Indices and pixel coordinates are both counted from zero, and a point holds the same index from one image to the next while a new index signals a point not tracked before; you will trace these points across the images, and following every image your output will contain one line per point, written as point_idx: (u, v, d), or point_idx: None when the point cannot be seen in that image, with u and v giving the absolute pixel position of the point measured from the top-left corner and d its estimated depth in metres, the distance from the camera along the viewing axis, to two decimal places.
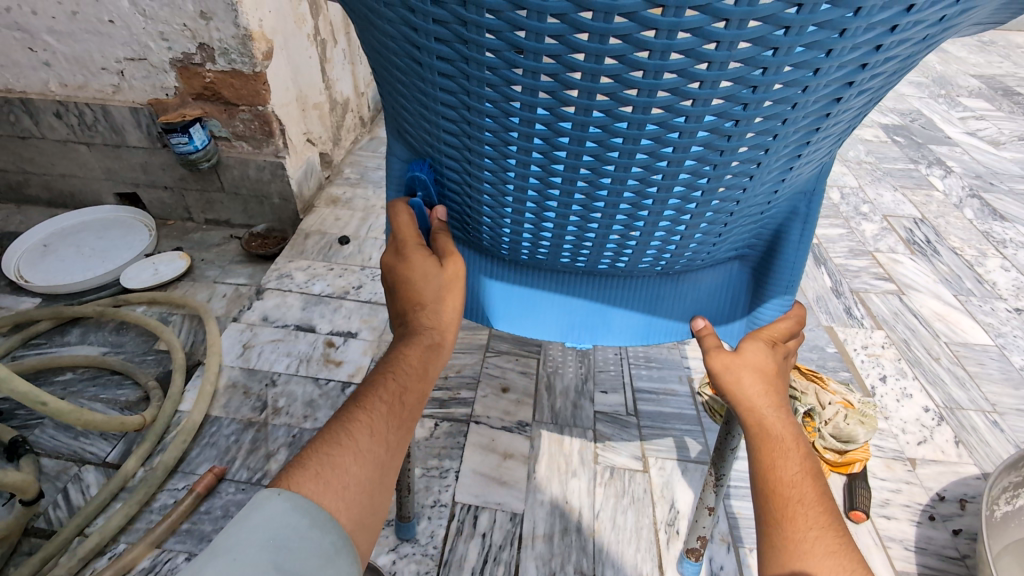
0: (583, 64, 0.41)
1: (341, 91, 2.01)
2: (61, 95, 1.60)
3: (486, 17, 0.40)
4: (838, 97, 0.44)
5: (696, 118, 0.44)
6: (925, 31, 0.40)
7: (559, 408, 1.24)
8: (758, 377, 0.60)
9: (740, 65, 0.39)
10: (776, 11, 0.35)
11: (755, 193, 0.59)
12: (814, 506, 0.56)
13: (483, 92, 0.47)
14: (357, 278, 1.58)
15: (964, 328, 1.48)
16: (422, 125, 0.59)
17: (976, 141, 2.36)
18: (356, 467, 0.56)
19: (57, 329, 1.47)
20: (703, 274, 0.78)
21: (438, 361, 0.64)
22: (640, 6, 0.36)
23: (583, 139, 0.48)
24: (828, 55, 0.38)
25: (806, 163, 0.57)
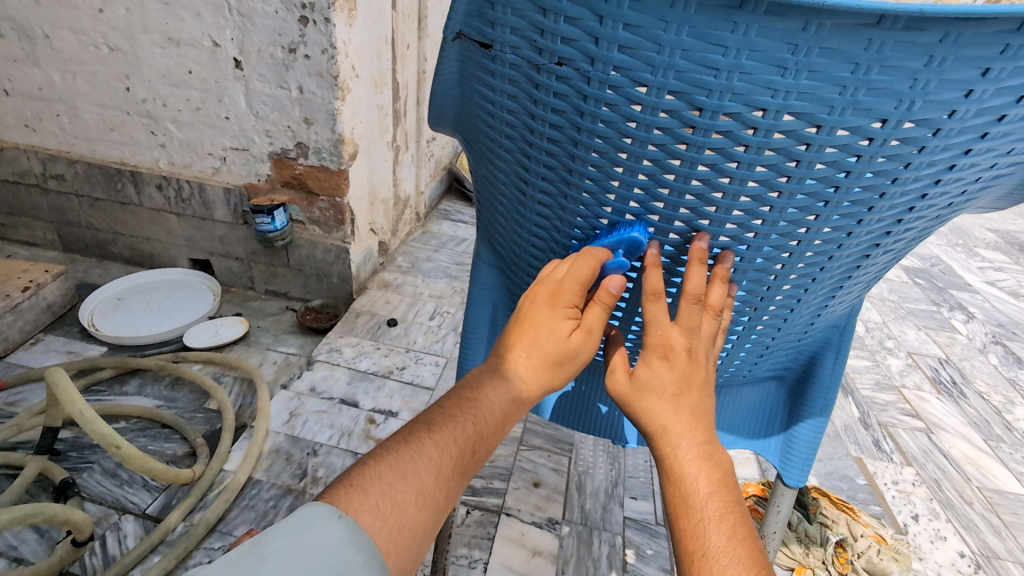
0: (666, 197, 0.57)
1: (405, 189, 2.23)
2: (167, 171, 1.82)
3: (592, 154, 0.57)
4: (876, 243, 0.60)
5: (763, 236, 0.58)
6: (949, 199, 0.56)
7: (589, 509, 1.26)
8: (660, 411, 0.64)
9: (803, 203, 0.54)
10: (828, 175, 0.51)
11: (799, 317, 0.71)
12: (718, 560, 0.60)
13: (577, 210, 0.64)
14: (401, 359, 1.67)
15: (996, 474, 1.48)
16: (515, 229, 0.74)
17: (996, 291, 2.46)
18: (413, 510, 0.57)
19: (117, 378, 1.56)
20: (742, 390, 0.85)
21: (514, 411, 0.66)
22: (720, 159, 0.52)
23: (662, 242, 0.62)
24: (869, 211, 0.55)
25: (845, 295, 0.70)
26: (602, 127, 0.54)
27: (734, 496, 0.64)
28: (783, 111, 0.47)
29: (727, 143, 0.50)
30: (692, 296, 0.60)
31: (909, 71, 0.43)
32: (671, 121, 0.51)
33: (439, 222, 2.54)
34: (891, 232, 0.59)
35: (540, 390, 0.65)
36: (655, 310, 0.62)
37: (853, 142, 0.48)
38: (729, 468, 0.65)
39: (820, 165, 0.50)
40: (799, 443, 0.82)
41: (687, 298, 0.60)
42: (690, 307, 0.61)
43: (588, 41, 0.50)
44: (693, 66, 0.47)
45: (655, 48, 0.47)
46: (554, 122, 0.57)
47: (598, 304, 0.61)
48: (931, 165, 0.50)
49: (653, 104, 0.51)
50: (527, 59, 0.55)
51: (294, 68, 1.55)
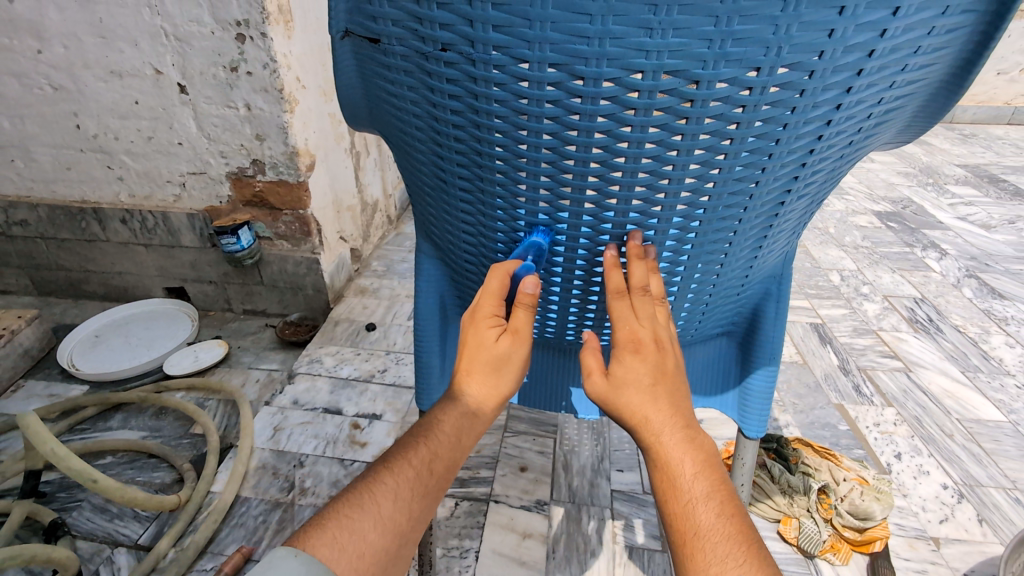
0: (572, 167, 0.58)
1: (372, 193, 2.23)
2: (129, 204, 1.82)
3: (496, 134, 0.58)
4: (788, 188, 0.61)
5: (673, 195, 0.59)
6: (848, 136, 0.57)
7: (576, 487, 1.27)
8: (640, 402, 0.60)
9: (703, 159, 0.55)
10: (719, 128, 0.52)
11: (733, 270, 0.72)
12: (710, 539, 0.56)
13: (494, 191, 0.64)
14: (382, 363, 1.67)
15: (975, 404, 1.49)
16: (445, 219, 0.75)
17: (968, 226, 2.47)
18: (373, 536, 0.58)
19: (101, 415, 1.57)
20: (694, 350, 0.86)
21: (474, 429, 0.64)
22: (613, 125, 0.53)
23: (580, 213, 0.62)
24: (770, 158, 0.56)
25: (774, 243, 0.71)
26: (496, 106, 0.55)
27: (722, 476, 0.60)
28: (659, 71, 0.48)
29: (616, 108, 0.51)
30: (636, 289, 0.63)
31: (768, 18, 0.44)
32: (559, 94, 0.52)
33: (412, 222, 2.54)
34: (799, 176, 0.60)
35: (491, 405, 0.64)
36: (621, 307, 0.63)
37: (734, 94, 0.49)
38: (713, 451, 0.61)
39: (708, 120, 0.51)
40: (753, 395, 0.83)
41: (634, 291, 0.63)
42: (642, 301, 0.64)
43: (464, 25, 0.50)
44: (566, 38, 0.48)
45: (526, 24, 0.48)
46: (453, 107, 0.58)
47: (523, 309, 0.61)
48: (816, 107, 0.51)
49: (538, 78, 0.51)
50: (415, 49, 0.55)
51: (238, 86, 1.55)
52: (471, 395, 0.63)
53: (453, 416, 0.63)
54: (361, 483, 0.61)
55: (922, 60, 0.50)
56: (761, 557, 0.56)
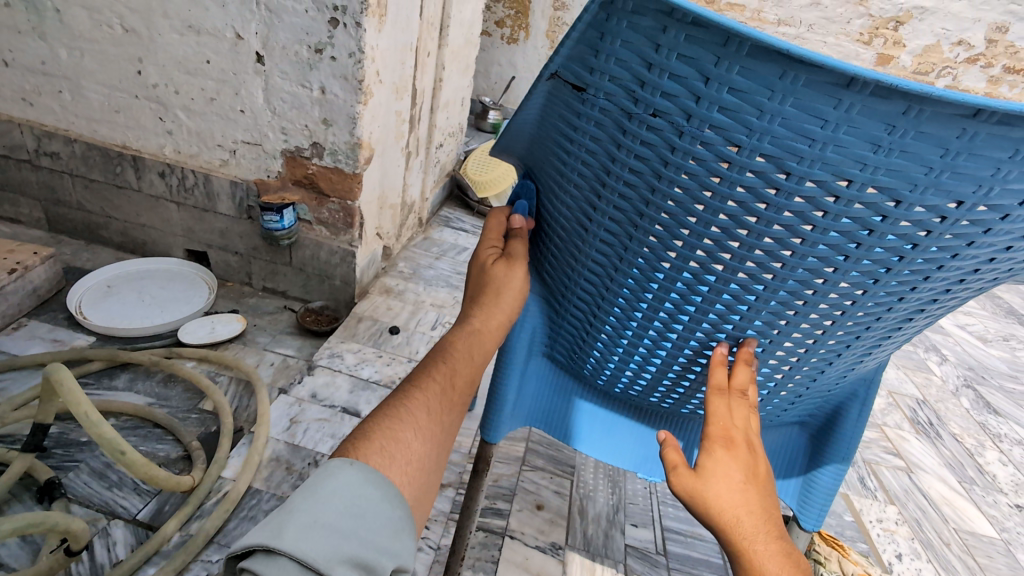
0: (735, 249, 0.58)
1: (411, 194, 2.21)
2: (171, 159, 1.77)
3: (669, 202, 0.59)
4: (923, 306, 0.63)
5: (822, 294, 0.60)
6: (995, 275, 0.60)
7: (591, 535, 1.27)
8: (732, 503, 0.68)
9: (868, 269, 0.56)
10: (898, 246, 0.53)
11: (835, 368, 0.74)
12: None
13: (640, 250, 0.65)
14: (403, 369, 1.65)
15: (971, 516, 1.53)
16: (569, 261, 0.75)
17: (967, 335, 2.55)
18: (416, 443, 0.68)
19: (106, 371, 1.51)
20: (767, 433, 0.87)
21: (480, 346, 0.79)
22: (796, 222, 0.53)
23: (722, 289, 0.63)
24: (925, 279, 0.58)
25: (879, 351, 0.73)
26: (684, 177, 0.56)
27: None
28: (868, 184, 0.49)
29: (808, 207, 0.52)
30: (737, 391, 0.69)
31: (993, 160, 0.46)
32: (756, 181, 0.53)
33: (440, 229, 2.52)
34: (938, 298, 0.62)
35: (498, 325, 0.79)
36: (719, 405, 0.70)
37: (927, 218, 0.50)
38: (804, 567, 0.67)
39: (892, 236, 0.52)
40: (818, 489, 0.85)
41: (734, 392, 0.69)
42: (738, 402, 0.70)
43: (687, 99, 0.51)
44: (790, 134, 0.49)
45: (755, 114, 0.49)
46: (635, 167, 0.59)
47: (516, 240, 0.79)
48: (991, 244, 0.54)
49: (742, 163, 0.52)
50: (620, 106, 0.57)
51: (318, 68, 1.53)
52: (477, 318, 0.79)
53: (464, 336, 0.79)
54: (394, 402, 0.72)
55: None
56: None
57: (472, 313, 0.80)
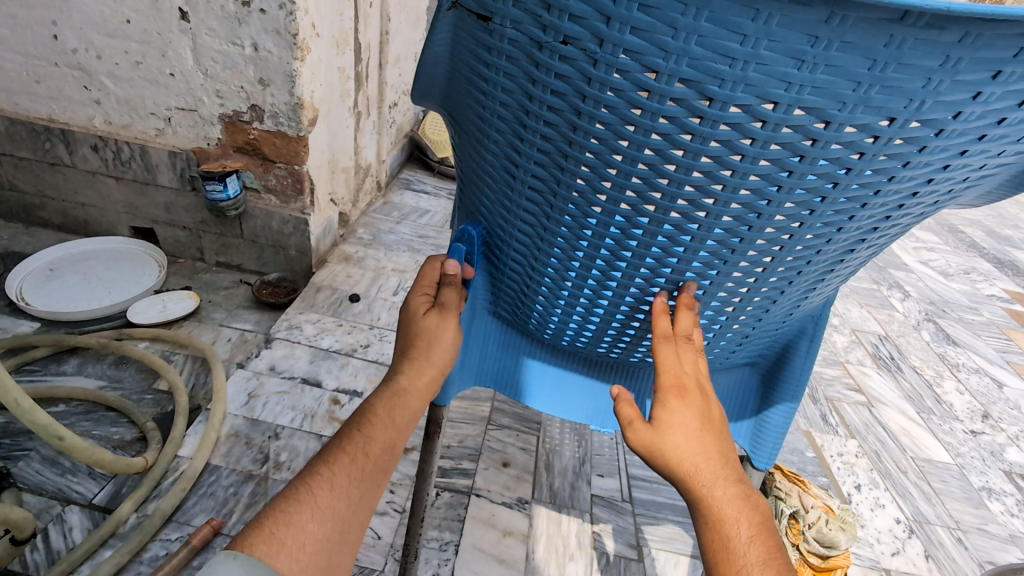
0: (665, 187, 0.54)
1: (366, 157, 2.13)
2: (103, 131, 1.67)
3: (591, 141, 0.53)
4: (864, 235, 0.59)
5: (758, 229, 0.56)
6: (935, 197, 0.56)
7: (557, 488, 1.28)
8: (689, 451, 0.63)
9: (802, 199, 0.52)
10: (830, 171, 0.49)
11: (781, 307, 0.71)
12: None
13: (569, 196, 0.60)
14: (365, 337, 1.62)
15: (927, 444, 1.58)
16: (500, 213, 0.70)
17: (929, 270, 2.58)
18: (314, 527, 0.60)
19: (54, 357, 1.45)
20: (718, 377, 0.85)
21: (405, 408, 0.67)
22: (723, 152, 0.49)
23: (656, 232, 0.59)
24: (863, 206, 0.54)
25: (824, 286, 0.70)
26: (604, 112, 0.51)
27: (775, 541, 0.60)
28: (795, 105, 0.44)
29: (734, 135, 0.48)
30: (681, 337, 0.65)
31: (923, 70, 0.41)
32: (678, 111, 0.48)
33: (400, 192, 2.46)
34: (878, 226, 0.58)
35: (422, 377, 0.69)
36: (667, 353, 0.66)
37: (858, 140, 0.46)
38: (766, 512, 0.63)
39: (823, 162, 0.48)
40: (769, 428, 0.84)
41: (680, 338, 0.65)
42: (686, 348, 0.66)
43: (597, 21, 0.46)
44: (707, 53, 0.44)
45: (669, 33, 0.44)
46: (552, 105, 0.53)
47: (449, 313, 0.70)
48: (928, 164, 0.49)
49: (662, 90, 0.47)
50: (529, 36, 0.51)
51: (247, 23, 1.42)
52: (405, 376, 0.69)
53: (381, 398, 0.68)
54: (301, 479, 0.64)
55: None
56: None
57: (400, 368, 0.69)
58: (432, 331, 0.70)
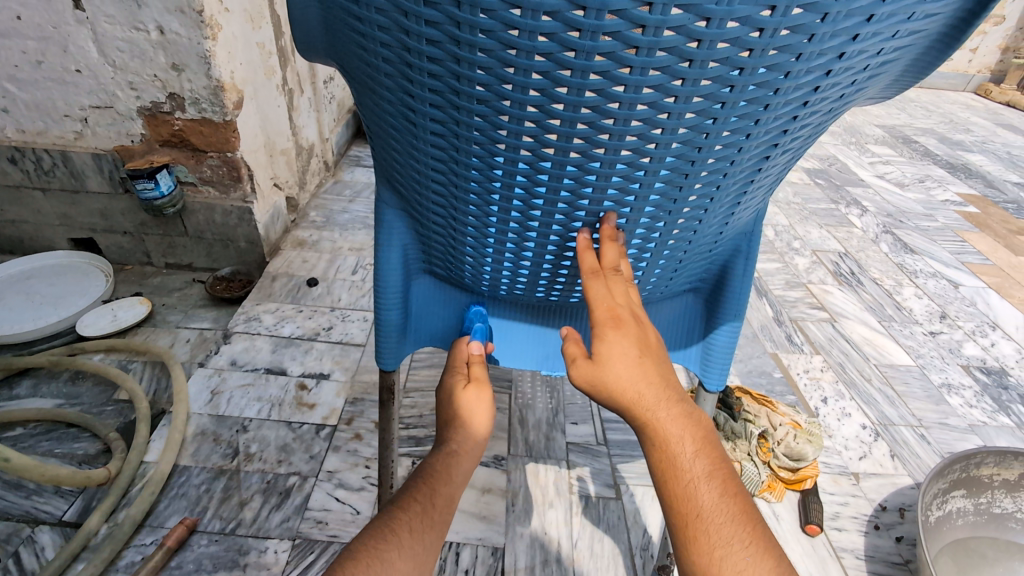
0: (561, 113, 0.51)
1: (307, 137, 2.06)
2: (18, 141, 1.57)
3: (478, 72, 0.50)
4: (775, 142, 0.57)
5: (664, 146, 0.54)
6: (841, 90, 0.53)
7: (532, 441, 1.29)
8: (631, 379, 0.59)
9: (700, 107, 0.49)
10: (722, 73, 0.46)
11: (709, 226, 0.69)
12: (713, 519, 0.55)
13: (471, 135, 0.57)
14: (327, 320, 1.60)
15: (889, 350, 1.62)
16: (411, 165, 0.67)
17: (885, 183, 2.60)
18: (397, 574, 0.52)
19: (5, 382, 1.40)
20: (661, 306, 0.85)
21: (463, 466, 0.61)
22: (611, 67, 0.46)
23: (563, 163, 0.56)
24: (766, 108, 0.51)
25: (749, 199, 0.68)
26: (482, 39, 0.47)
27: (720, 453, 0.59)
28: (670, 4, 0.41)
29: (617, 46, 0.44)
30: (610, 270, 0.63)
31: None
32: (555, 26, 0.44)
33: (350, 170, 2.39)
34: (787, 130, 0.55)
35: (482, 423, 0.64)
36: (598, 287, 0.62)
37: (743, 35, 0.43)
38: (708, 425, 0.61)
39: (712, 65, 0.45)
40: (716, 350, 0.84)
41: (607, 272, 0.63)
42: (615, 280, 0.63)
43: None
44: None
45: None
46: (431, 38, 0.49)
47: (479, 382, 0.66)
48: (821, 55, 0.46)
49: (533, 6, 0.43)
50: None
51: (147, 4, 1.33)
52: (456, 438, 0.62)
53: (439, 455, 0.61)
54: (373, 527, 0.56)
55: (930, 8, 0.45)
56: (762, 535, 0.56)
57: (448, 436, 0.62)
58: (472, 402, 0.64)
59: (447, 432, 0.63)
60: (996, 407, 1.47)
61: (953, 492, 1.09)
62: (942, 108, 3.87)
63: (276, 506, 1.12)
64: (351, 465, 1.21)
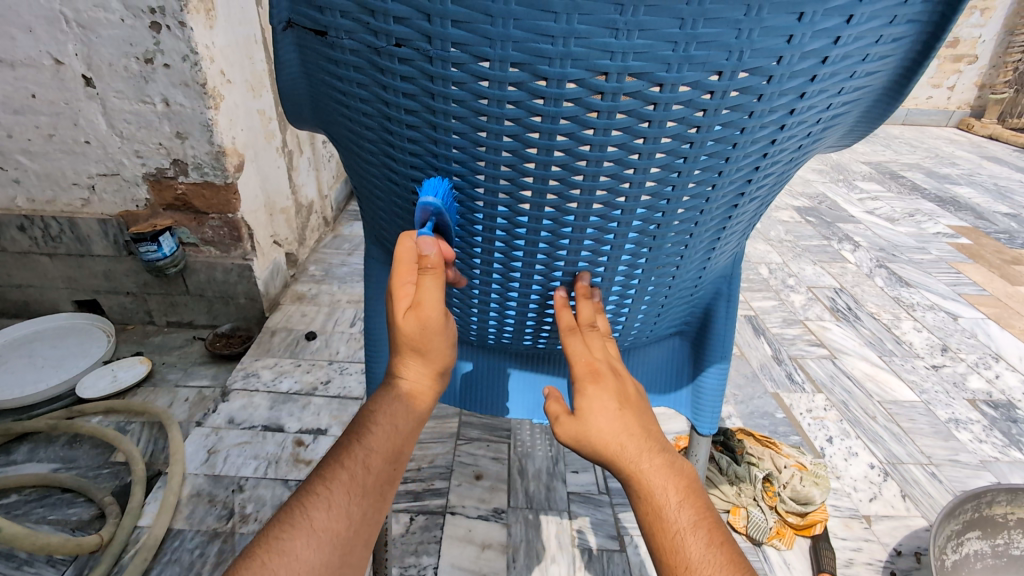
0: (533, 170, 0.53)
1: (306, 195, 2.13)
2: (27, 210, 1.63)
3: (453, 136, 0.52)
4: (742, 190, 0.59)
5: (633, 198, 0.56)
6: (798, 141, 0.55)
7: (533, 491, 1.27)
8: (614, 431, 0.58)
9: (664, 162, 0.52)
10: (680, 131, 0.49)
11: (687, 271, 0.71)
12: (702, 572, 0.54)
13: (451, 194, 0.59)
14: (325, 374, 1.60)
15: (892, 386, 1.60)
16: (397, 222, 0.69)
17: (875, 218, 2.64)
18: (309, 553, 0.53)
19: (2, 447, 1.40)
20: (649, 350, 0.85)
21: (406, 415, 0.59)
22: (575, 128, 0.48)
23: (540, 217, 0.58)
24: (727, 161, 0.53)
25: (724, 244, 0.70)
26: (454, 108, 0.50)
27: (705, 502, 0.58)
28: (624, 73, 0.44)
29: (579, 110, 0.47)
30: (586, 326, 0.65)
31: (731, 22, 0.41)
32: (520, 95, 0.47)
33: (349, 224, 2.46)
34: (752, 178, 0.58)
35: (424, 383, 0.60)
36: (575, 343, 0.64)
37: (695, 97, 0.46)
38: (692, 473, 0.60)
39: (670, 124, 0.48)
40: (706, 392, 0.84)
41: (585, 328, 0.65)
42: (593, 336, 0.65)
43: (420, 20, 0.45)
44: (529, 36, 0.43)
45: (487, 21, 0.43)
46: (409, 112, 0.52)
47: (429, 277, 0.56)
48: (773, 111, 0.49)
49: (499, 78, 0.46)
50: (365, 44, 0.49)
51: (153, 79, 1.40)
52: (405, 379, 0.60)
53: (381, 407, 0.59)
54: (299, 493, 0.56)
55: (870, 66, 0.49)
56: None
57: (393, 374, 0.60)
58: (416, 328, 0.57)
59: (394, 368, 0.60)
60: (1007, 441, 1.44)
61: (968, 534, 1.06)
62: (927, 143, 3.96)
63: None
64: None
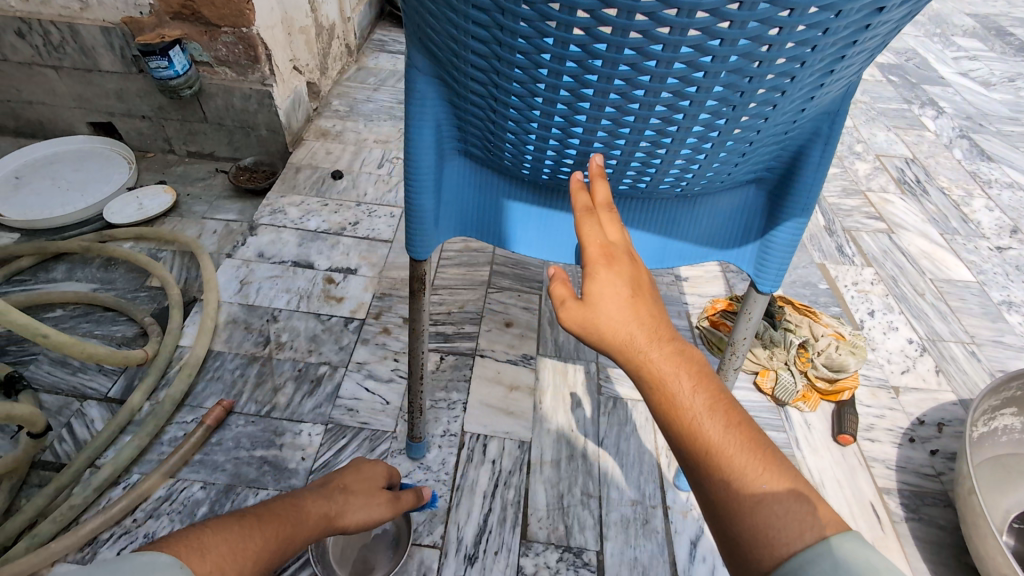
0: None
1: (327, 15, 1.89)
2: (24, 12, 1.47)
3: None
4: (869, 22, 0.44)
5: (740, 25, 0.42)
6: None
7: (562, 342, 1.27)
8: (622, 319, 0.52)
9: None
10: None
11: (778, 120, 0.59)
12: (726, 455, 0.49)
13: (518, 10, 0.45)
14: (352, 214, 1.55)
15: (949, 264, 1.51)
16: (449, 37, 0.55)
17: (967, 82, 2.32)
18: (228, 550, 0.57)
19: (40, 265, 1.42)
20: (719, 197, 0.76)
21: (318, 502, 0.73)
22: None
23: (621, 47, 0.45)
24: None
25: (832, 85, 0.57)
26: None
27: (723, 389, 0.52)
28: None
29: None
30: (601, 206, 0.56)
31: None
32: None
33: (374, 56, 2.23)
34: (883, 8, 0.43)
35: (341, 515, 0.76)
36: (589, 225, 0.55)
37: None
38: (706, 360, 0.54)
39: None
40: (776, 248, 0.76)
41: (598, 208, 0.56)
42: (607, 215, 0.56)
43: None
44: None
45: None
46: None
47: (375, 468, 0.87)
48: None
49: None
50: None
51: None
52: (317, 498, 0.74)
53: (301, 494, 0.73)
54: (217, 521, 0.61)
55: None
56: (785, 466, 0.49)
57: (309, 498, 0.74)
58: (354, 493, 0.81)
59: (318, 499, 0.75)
60: None
61: (1004, 409, 1.04)
62: None
63: (308, 393, 1.14)
64: (380, 358, 1.21)
